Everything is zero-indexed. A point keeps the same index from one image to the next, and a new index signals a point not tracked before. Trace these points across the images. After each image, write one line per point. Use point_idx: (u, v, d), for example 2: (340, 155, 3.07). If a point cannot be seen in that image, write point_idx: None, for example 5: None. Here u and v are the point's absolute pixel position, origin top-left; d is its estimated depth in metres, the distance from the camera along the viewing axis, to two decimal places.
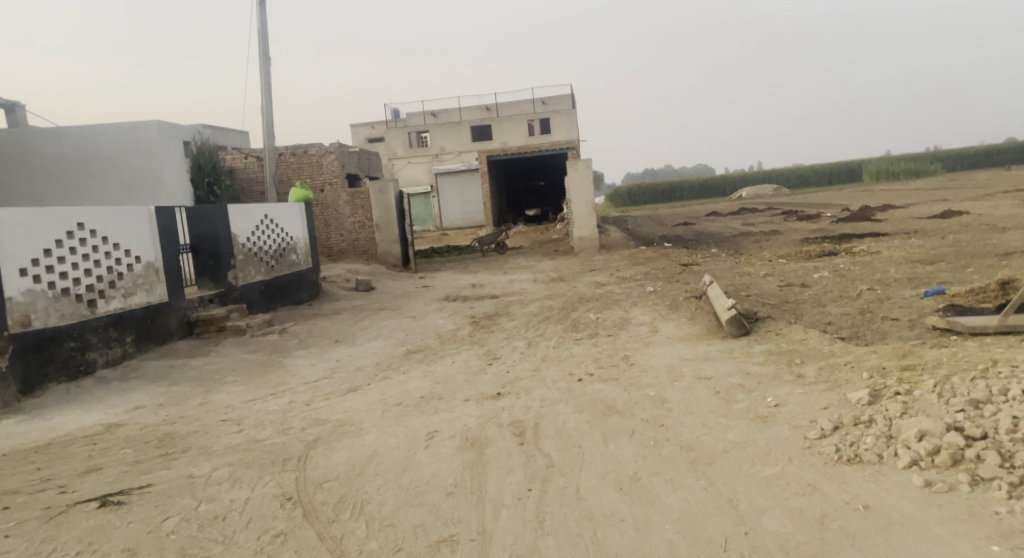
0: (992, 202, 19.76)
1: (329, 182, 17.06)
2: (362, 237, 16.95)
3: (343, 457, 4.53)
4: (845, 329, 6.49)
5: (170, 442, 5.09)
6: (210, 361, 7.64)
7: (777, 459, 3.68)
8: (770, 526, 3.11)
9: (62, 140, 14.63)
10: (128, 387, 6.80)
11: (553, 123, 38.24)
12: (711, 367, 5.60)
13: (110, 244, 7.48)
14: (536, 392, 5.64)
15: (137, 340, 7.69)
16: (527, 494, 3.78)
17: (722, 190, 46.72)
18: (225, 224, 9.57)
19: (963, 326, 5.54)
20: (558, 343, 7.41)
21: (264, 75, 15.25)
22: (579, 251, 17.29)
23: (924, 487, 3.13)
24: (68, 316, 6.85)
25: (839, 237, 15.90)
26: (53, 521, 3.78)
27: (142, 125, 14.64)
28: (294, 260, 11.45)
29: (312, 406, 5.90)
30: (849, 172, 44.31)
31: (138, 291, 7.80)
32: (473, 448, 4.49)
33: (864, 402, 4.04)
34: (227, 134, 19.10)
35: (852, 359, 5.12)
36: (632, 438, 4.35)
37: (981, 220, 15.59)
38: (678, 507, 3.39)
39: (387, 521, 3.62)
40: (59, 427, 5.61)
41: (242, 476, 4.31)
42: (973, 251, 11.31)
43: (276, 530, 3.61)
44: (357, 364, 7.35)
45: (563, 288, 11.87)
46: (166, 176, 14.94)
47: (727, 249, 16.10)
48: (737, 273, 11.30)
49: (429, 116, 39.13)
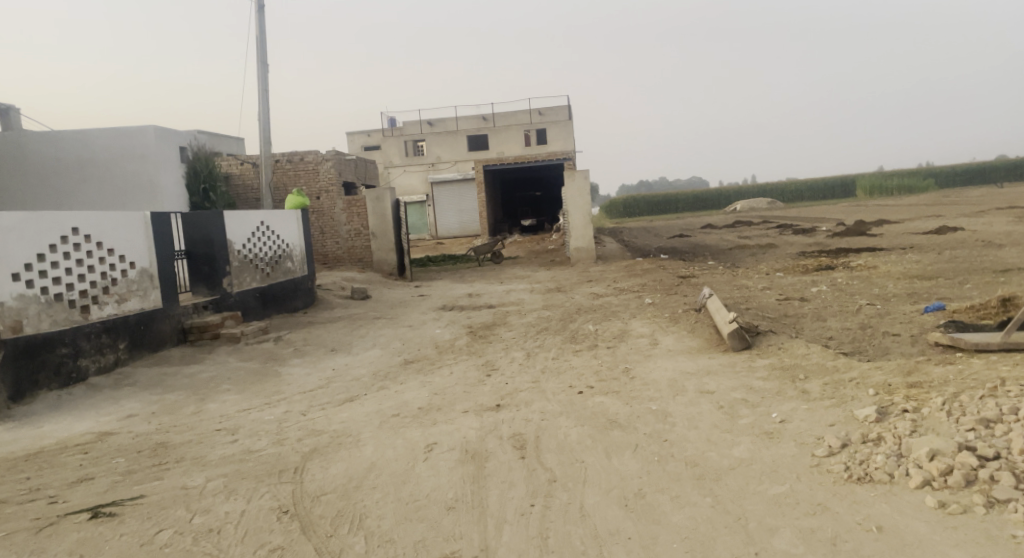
0: (986, 218, 19.88)
1: (326, 189, 17.02)
2: (357, 245, 16.75)
3: (341, 469, 4.44)
4: (847, 344, 6.44)
5: (164, 451, 4.99)
6: (205, 369, 7.54)
7: (785, 476, 3.62)
8: (781, 546, 3.05)
9: (57, 145, 14.55)
10: (120, 394, 6.69)
11: (551, 134, 38.30)
12: (714, 382, 5.54)
13: (105, 250, 7.39)
14: (536, 404, 5.57)
15: (130, 347, 7.59)
16: (529, 509, 3.70)
17: (717, 203, 46.87)
18: (221, 231, 9.48)
19: (967, 344, 5.50)
20: (557, 355, 7.35)
21: (263, 82, 15.25)
22: (577, 262, 17.25)
23: (938, 508, 3.07)
24: (61, 322, 6.75)
25: (836, 251, 15.91)
26: (42, 533, 3.68)
27: (138, 130, 14.59)
28: (290, 268, 11.37)
29: (308, 416, 5.80)
30: (843, 187, 44.56)
31: (132, 298, 7.70)
32: (474, 461, 4.40)
33: (872, 419, 3.99)
34: (222, 142, 19.02)
35: (857, 375, 5.06)
36: (635, 452, 4.29)
37: (977, 236, 15.65)
38: (684, 525, 3.33)
39: (386, 536, 3.53)
40: (51, 435, 5.51)
41: (237, 488, 4.21)
42: (970, 268, 11.33)
43: (273, 545, 3.52)
44: (354, 374, 7.27)
45: (561, 298, 11.81)
46: (162, 181, 14.86)
47: (725, 262, 16.09)
48: (735, 286, 11.28)
49: (426, 125, 38.89)
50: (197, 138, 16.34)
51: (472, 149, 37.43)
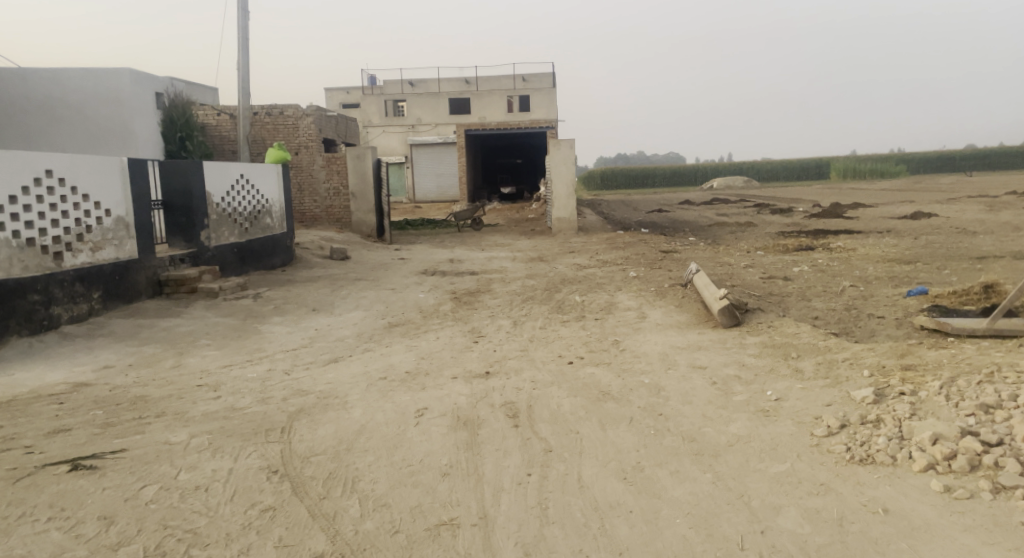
0: (959, 205, 20.18)
1: (305, 145, 16.55)
2: (336, 205, 16.44)
3: (330, 431, 4.33)
4: (834, 324, 6.47)
5: (144, 405, 4.83)
6: (183, 323, 7.34)
7: (785, 455, 3.62)
8: (787, 525, 3.04)
9: (25, 83, 13.88)
10: (94, 344, 6.47)
11: (533, 101, 37.84)
12: (706, 357, 5.53)
13: (79, 195, 7.11)
14: (526, 373, 5.51)
15: (104, 297, 7.35)
16: (526, 478, 3.64)
17: (693, 179, 46.92)
18: (200, 182, 9.18)
19: (953, 328, 5.55)
20: (544, 324, 7.28)
21: (243, 30, 14.71)
22: (558, 231, 17.12)
23: (944, 492, 3.09)
24: (33, 268, 6.50)
25: (815, 232, 16.00)
26: (19, 483, 3.54)
27: (113, 72, 14.03)
28: (269, 224, 11.09)
29: (292, 375, 5.68)
30: (818, 169, 45.00)
31: (106, 247, 7.44)
32: (466, 428, 4.33)
33: (869, 401, 3.98)
34: (200, 91, 18.51)
35: (850, 356, 5.07)
36: (631, 425, 4.24)
37: (951, 223, 15.85)
38: (687, 500, 3.30)
39: (382, 501, 3.44)
40: (24, 383, 5.31)
41: (223, 445, 4.09)
42: (947, 254, 11.45)
43: (264, 505, 3.41)
44: (337, 335, 7.12)
45: (544, 268, 11.70)
46: (137, 127, 14.38)
47: (705, 238, 16.13)
48: (717, 263, 11.27)
49: (407, 84, 37.01)
50: (174, 84, 15.82)
51: (454, 113, 37.14)
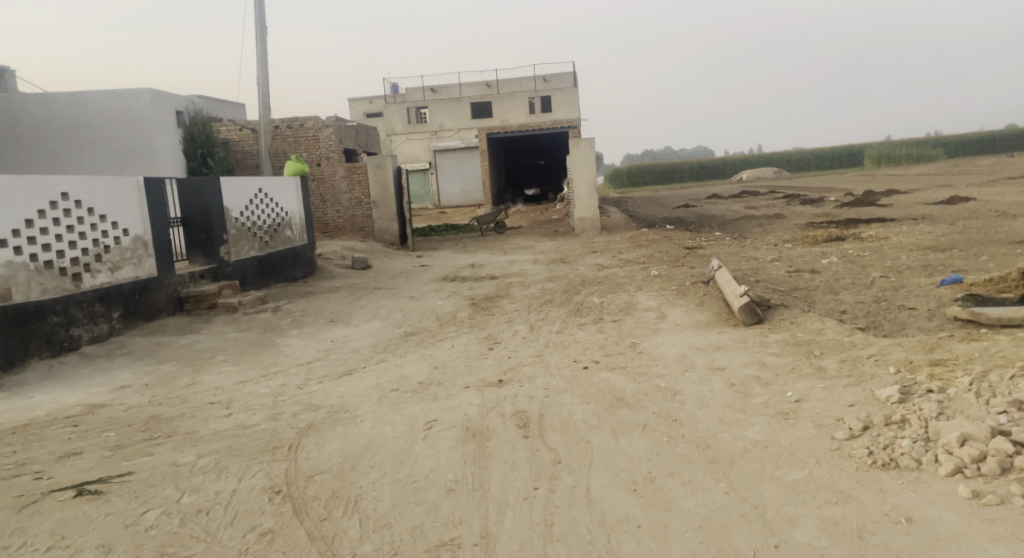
0: (998, 188, 19.51)
1: (326, 156, 16.61)
2: (358, 214, 16.49)
3: (337, 447, 4.26)
4: (861, 318, 6.23)
5: (157, 425, 4.82)
6: (201, 339, 7.36)
7: (804, 460, 3.44)
8: (802, 538, 2.87)
9: (52, 108, 14.21)
10: (113, 364, 6.52)
11: (554, 101, 37.68)
12: (725, 357, 5.34)
13: (96, 216, 7.17)
14: (539, 380, 5.38)
15: (124, 316, 7.40)
16: (533, 493, 3.52)
17: (722, 173, 46.21)
18: (218, 197, 9.21)
19: (988, 318, 5.28)
20: (561, 328, 7.14)
21: (259, 46, 14.84)
22: (580, 231, 16.93)
23: (972, 498, 2.89)
24: (52, 290, 6.56)
25: (846, 221, 15.55)
26: (25, 511, 3.52)
27: (133, 93, 14.20)
28: (288, 237, 11.11)
29: (304, 390, 5.62)
30: (850, 156, 43.95)
31: (126, 266, 7.50)
32: (475, 440, 4.22)
33: (894, 400, 3.77)
34: (223, 108, 18.72)
35: (876, 352, 4.85)
36: (644, 433, 4.10)
37: (990, 207, 15.26)
38: (697, 513, 3.15)
39: (382, 520, 3.35)
40: (41, 406, 5.34)
41: (229, 465, 4.04)
42: (985, 239, 11.01)
43: (264, 528, 3.35)
44: (352, 347, 7.06)
45: (565, 269, 11.54)
46: (159, 146, 14.53)
47: (731, 232, 15.81)
48: (742, 258, 10.98)
49: (428, 91, 38.34)
50: (195, 101, 16.00)
51: (475, 117, 37.18)
